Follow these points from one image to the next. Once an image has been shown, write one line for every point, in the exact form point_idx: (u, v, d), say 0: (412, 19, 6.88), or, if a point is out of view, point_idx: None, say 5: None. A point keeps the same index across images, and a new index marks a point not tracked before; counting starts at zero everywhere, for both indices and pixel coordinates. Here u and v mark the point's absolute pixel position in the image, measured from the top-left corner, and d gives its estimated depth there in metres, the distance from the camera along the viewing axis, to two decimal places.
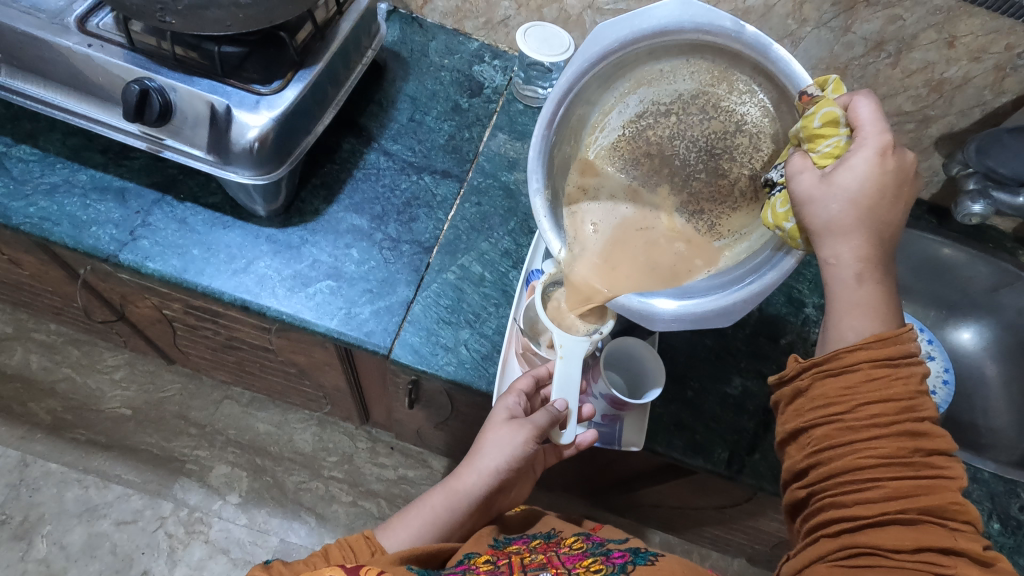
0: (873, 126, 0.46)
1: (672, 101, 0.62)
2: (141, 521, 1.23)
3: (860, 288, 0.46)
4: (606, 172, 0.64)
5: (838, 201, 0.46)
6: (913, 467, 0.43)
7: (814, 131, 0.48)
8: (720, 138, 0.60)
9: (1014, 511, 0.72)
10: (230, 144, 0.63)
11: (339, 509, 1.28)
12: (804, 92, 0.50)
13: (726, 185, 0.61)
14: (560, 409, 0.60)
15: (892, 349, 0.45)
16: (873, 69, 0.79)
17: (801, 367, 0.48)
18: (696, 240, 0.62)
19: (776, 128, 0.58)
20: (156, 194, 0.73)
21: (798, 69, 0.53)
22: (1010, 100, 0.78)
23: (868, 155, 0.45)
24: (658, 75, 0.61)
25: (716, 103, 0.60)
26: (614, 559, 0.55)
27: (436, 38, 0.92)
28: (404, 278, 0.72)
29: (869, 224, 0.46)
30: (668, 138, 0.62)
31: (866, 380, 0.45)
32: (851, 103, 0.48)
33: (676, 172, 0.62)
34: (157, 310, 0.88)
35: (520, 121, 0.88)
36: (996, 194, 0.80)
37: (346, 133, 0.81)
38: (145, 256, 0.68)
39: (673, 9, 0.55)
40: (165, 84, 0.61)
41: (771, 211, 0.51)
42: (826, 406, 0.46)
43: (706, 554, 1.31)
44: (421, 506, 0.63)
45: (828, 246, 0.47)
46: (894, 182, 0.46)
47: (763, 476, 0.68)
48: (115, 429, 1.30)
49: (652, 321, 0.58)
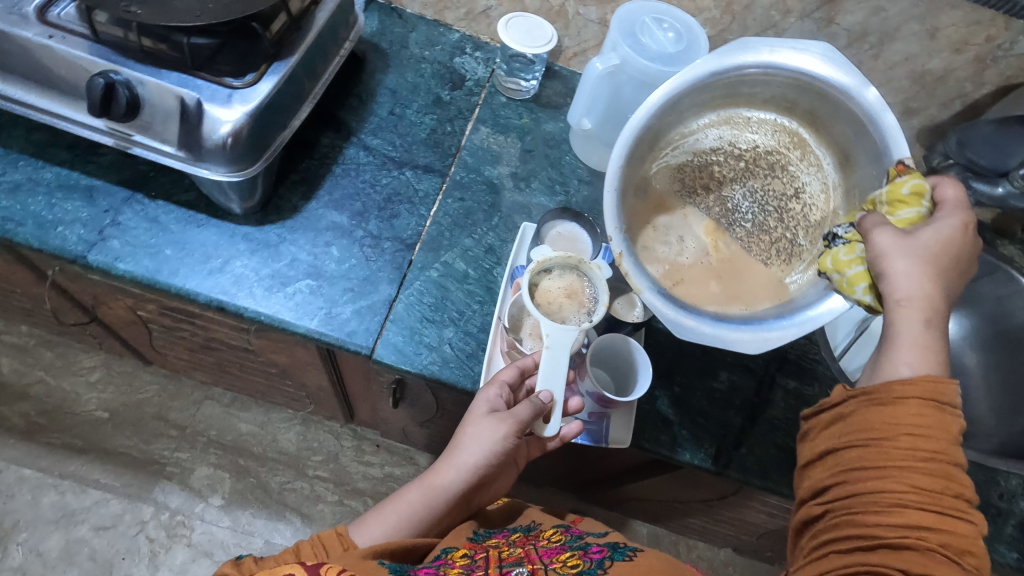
0: (954, 206, 0.51)
1: (749, 148, 0.68)
2: (122, 525, 1.20)
3: (926, 333, 0.47)
4: (662, 189, 0.67)
5: (920, 251, 0.48)
6: (941, 503, 0.43)
7: (901, 195, 0.53)
8: (777, 195, 0.67)
9: (994, 499, 0.73)
10: (202, 140, 0.61)
11: (325, 509, 1.27)
12: (901, 162, 0.55)
13: (766, 239, 0.66)
14: (545, 400, 0.59)
15: (942, 391, 0.45)
16: (856, 61, 0.78)
17: (846, 395, 0.49)
18: (753, 284, 0.64)
19: (828, 205, 0.65)
20: (126, 192, 0.70)
21: (899, 138, 0.57)
22: (990, 92, 0.79)
23: (953, 222, 0.50)
24: (744, 121, 0.67)
25: (784, 164, 0.67)
26: (592, 553, 0.54)
27: (416, 29, 0.90)
28: (386, 276, 0.71)
29: (943, 283, 0.49)
30: (729, 179, 0.68)
31: (915, 414, 0.45)
32: (937, 185, 0.53)
33: (727, 212, 0.67)
34: (132, 311, 0.86)
35: (503, 114, 0.86)
36: (976, 184, 0.80)
37: (325, 127, 0.79)
38: (116, 257, 0.66)
39: (813, 59, 0.60)
40: (132, 77, 0.59)
41: (832, 258, 0.55)
42: (864, 432, 0.46)
43: (693, 545, 1.33)
44: (398, 502, 0.62)
45: (904, 285, 0.48)
46: (965, 256, 0.50)
47: (749, 470, 0.69)
48: (91, 433, 1.26)
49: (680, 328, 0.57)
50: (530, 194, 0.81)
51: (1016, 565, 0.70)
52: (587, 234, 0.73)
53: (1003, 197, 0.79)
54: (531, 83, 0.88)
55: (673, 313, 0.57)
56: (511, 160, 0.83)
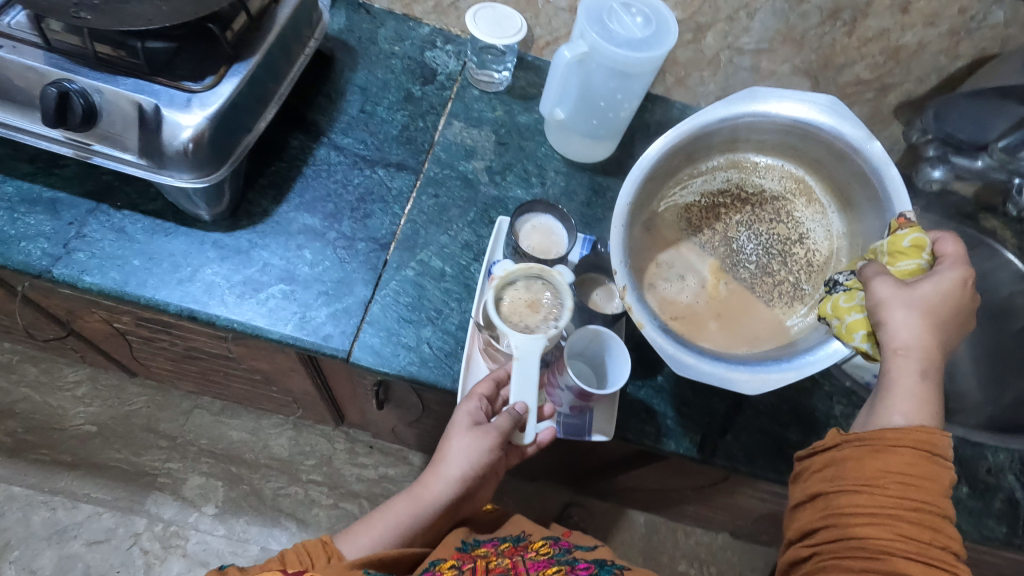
0: (955, 259, 0.50)
1: (755, 193, 0.67)
2: (115, 539, 1.19)
3: (921, 383, 0.47)
4: (669, 227, 0.65)
5: (921, 303, 0.48)
6: (928, 553, 0.44)
7: (900, 247, 0.52)
8: (781, 241, 0.66)
9: (982, 474, 0.73)
10: (163, 147, 0.60)
11: (320, 513, 1.26)
12: (902, 215, 0.54)
13: (769, 282, 0.64)
14: (520, 412, 0.58)
15: (935, 441, 0.46)
16: (830, 39, 0.77)
17: (839, 439, 0.49)
18: (755, 325, 0.61)
19: (831, 252, 0.64)
20: (91, 203, 0.68)
21: (901, 193, 0.56)
22: (966, 64, 0.78)
23: (955, 275, 0.49)
24: (752, 166, 0.66)
25: (789, 210, 0.67)
26: (579, 570, 0.55)
27: (385, 24, 0.88)
28: (361, 277, 0.70)
29: (942, 333, 0.48)
30: (735, 221, 0.67)
31: (905, 464, 0.45)
32: (938, 239, 0.52)
33: (732, 253, 0.65)
34: (108, 324, 0.84)
35: (476, 108, 0.85)
36: (954, 159, 0.83)
37: (295, 128, 0.78)
38: (82, 270, 0.64)
39: (821, 112, 0.59)
40: (86, 86, 0.58)
41: (832, 304, 0.54)
42: (856, 478, 0.47)
43: (690, 531, 1.33)
44: (384, 512, 0.61)
45: (901, 334, 0.48)
46: (964, 311, 0.49)
47: (735, 457, 0.68)
48: (80, 448, 1.25)
49: (682, 365, 0.53)
50: (506, 188, 0.80)
51: (1005, 539, 0.70)
52: (564, 226, 0.72)
53: (982, 171, 0.82)
54: (504, 74, 0.88)
55: (673, 348, 0.53)
56: (486, 154, 0.82)
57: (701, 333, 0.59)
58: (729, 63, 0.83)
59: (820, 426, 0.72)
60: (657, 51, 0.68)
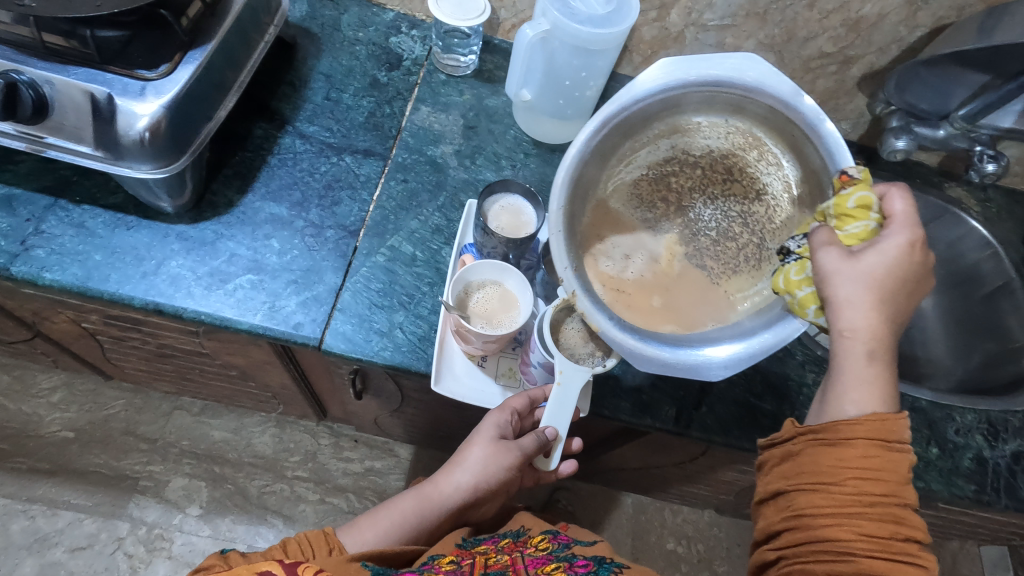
0: (904, 220, 0.48)
1: (702, 155, 0.62)
2: (98, 545, 1.17)
3: (868, 365, 0.48)
4: (621, 207, 0.62)
5: (864, 279, 0.47)
6: (890, 548, 0.44)
7: (847, 211, 0.50)
8: (738, 201, 0.62)
9: (950, 435, 0.75)
10: (119, 137, 0.58)
11: (307, 508, 1.26)
12: (844, 171, 0.51)
13: (731, 247, 0.62)
14: (549, 436, 0.61)
15: (888, 431, 0.46)
16: (791, 12, 0.78)
17: (795, 432, 0.50)
18: (704, 297, 0.60)
19: (793, 205, 0.59)
20: (48, 199, 0.67)
21: (840, 146, 0.54)
22: (925, 34, 0.79)
23: (900, 240, 0.47)
24: (694, 127, 0.61)
25: (743, 167, 0.61)
26: (577, 568, 0.53)
27: (348, 10, 0.87)
28: (331, 265, 0.69)
29: (888, 309, 0.48)
30: (688, 188, 0.63)
31: (859, 457, 0.46)
32: (886, 195, 0.50)
33: (689, 222, 0.62)
34: (77, 324, 0.83)
35: (443, 92, 0.84)
36: (917, 128, 0.83)
37: (258, 118, 0.77)
38: (41, 267, 0.63)
39: (739, 70, 0.55)
40: (36, 77, 0.56)
41: (784, 277, 0.53)
42: (814, 475, 0.47)
43: (677, 509, 1.35)
44: (391, 509, 0.62)
45: (846, 317, 0.47)
46: (915, 276, 0.48)
47: (710, 429, 0.69)
48: (58, 454, 1.23)
49: (641, 361, 0.55)
50: (475, 171, 0.80)
51: (973, 497, 0.71)
52: (532, 206, 0.72)
53: (944, 140, 0.82)
54: (470, 58, 0.86)
55: (633, 345, 0.55)
56: (454, 138, 0.81)
57: (659, 321, 0.59)
58: (694, 40, 0.84)
59: (792, 395, 0.73)
60: (618, 27, 0.69)
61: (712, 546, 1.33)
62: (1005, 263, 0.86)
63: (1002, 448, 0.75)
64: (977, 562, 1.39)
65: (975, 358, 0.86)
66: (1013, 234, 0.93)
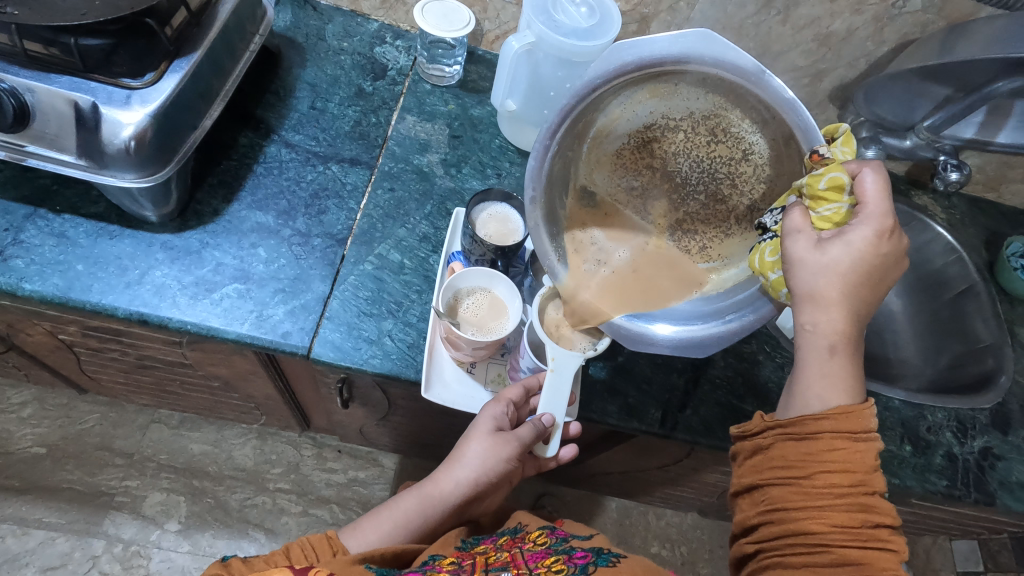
0: (877, 205, 0.47)
1: (683, 118, 0.59)
2: (71, 564, 1.14)
3: (831, 359, 0.48)
4: (606, 179, 0.63)
5: (825, 271, 0.47)
6: (861, 537, 0.45)
7: (818, 192, 0.49)
8: (724, 163, 0.59)
9: (922, 432, 0.78)
10: (103, 146, 0.58)
11: (290, 521, 1.23)
12: (815, 151, 0.50)
13: (722, 210, 0.61)
14: (547, 423, 0.62)
15: (853, 423, 0.47)
16: (766, 27, 0.81)
17: (765, 425, 0.52)
18: (666, 274, 0.62)
19: (775, 168, 0.57)
20: (27, 208, 0.66)
21: (811, 123, 0.52)
22: (891, 49, 0.82)
23: (866, 232, 0.46)
24: (672, 90, 0.57)
25: (726, 127, 0.58)
26: (576, 559, 0.55)
27: (332, 20, 0.87)
28: (318, 274, 0.69)
29: (853, 301, 0.48)
30: (673, 153, 0.60)
31: (824, 449, 0.47)
32: (859, 173, 0.48)
33: (677, 189, 0.61)
34: (53, 336, 0.81)
35: (429, 102, 0.85)
36: (885, 139, 0.87)
37: (243, 127, 0.76)
38: (21, 277, 0.62)
39: (696, 47, 0.52)
40: (17, 84, 0.55)
41: (759, 257, 0.53)
42: (787, 469, 0.49)
43: (661, 513, 1.37)
44: (393, 508, 0.63)
45: (809, 312, 0.49)
46: (885, 262, 0.47)
47: (695, 430, 0.71)
48: (29, 471, 1.19)
49: (637, 343, 0.61)
50: (461, 180, 0.81)
51: (945, 491, 0.74)
52: (518, 212, 0.73)
53: (910, 149, 0.87)
54: (456, 69, 0.87)
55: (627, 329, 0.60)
56: (440, 147, 0.82)
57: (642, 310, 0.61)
58: None
59: (772, 397, 0.75)
60: (602, 40, 0.71)
61: (695, 549, 1.35)
62: (970, 267, 0.89)
63: (971, 444, 0.79)
64: (949, 557, 1.44)
65: (943, 357, 0.89)
66: (975, 239, 0.97)
